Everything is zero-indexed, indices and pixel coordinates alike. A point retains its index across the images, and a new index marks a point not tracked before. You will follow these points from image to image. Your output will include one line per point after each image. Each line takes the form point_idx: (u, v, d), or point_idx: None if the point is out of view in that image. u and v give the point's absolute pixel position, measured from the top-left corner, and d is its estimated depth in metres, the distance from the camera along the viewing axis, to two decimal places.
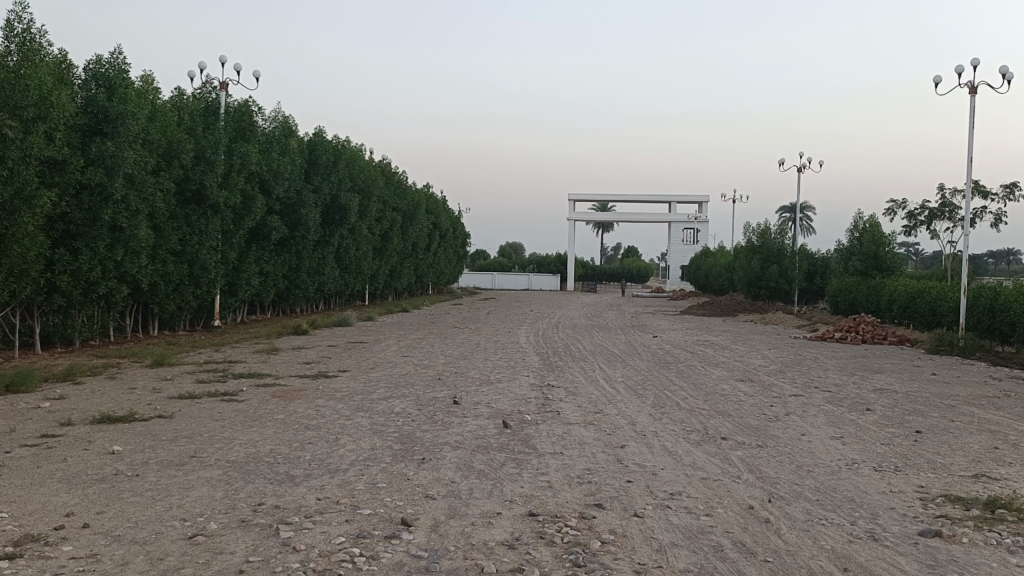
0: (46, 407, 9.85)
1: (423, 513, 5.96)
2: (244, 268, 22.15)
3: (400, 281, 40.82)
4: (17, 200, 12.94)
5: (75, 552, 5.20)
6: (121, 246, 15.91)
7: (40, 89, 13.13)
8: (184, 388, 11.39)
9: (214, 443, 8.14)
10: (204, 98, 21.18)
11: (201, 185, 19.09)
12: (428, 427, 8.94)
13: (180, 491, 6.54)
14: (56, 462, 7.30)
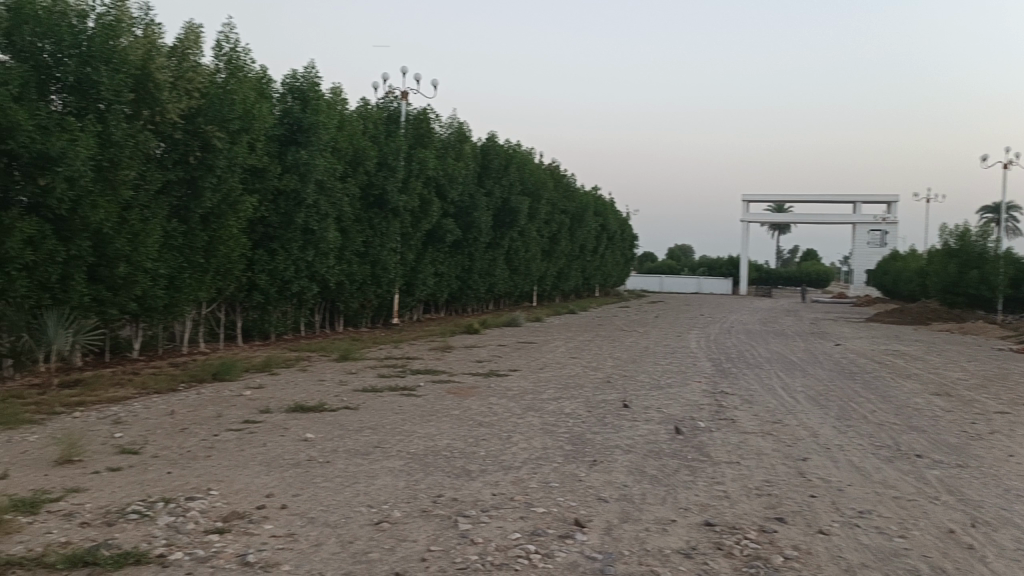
0: (248, 395, 10.74)
1: (596, 515, 5.96)
2: (421, 269, 23.12)
3: (568, 283, 41.12)
4: (224, 205, 14.24)
5: (275, 530, 5.64)
6: (312, 248, 17.06)
7: (244, 104, 14.26)
8: (367, 381, 12.03)
9: (395, 435, 8.55)
10: (387, 107, 22.31)
11: (383, 190, 20.11)
12: (598, 429, 8.95)
13: (366, 479, 6.92)
14: (257, 446, 7.95)
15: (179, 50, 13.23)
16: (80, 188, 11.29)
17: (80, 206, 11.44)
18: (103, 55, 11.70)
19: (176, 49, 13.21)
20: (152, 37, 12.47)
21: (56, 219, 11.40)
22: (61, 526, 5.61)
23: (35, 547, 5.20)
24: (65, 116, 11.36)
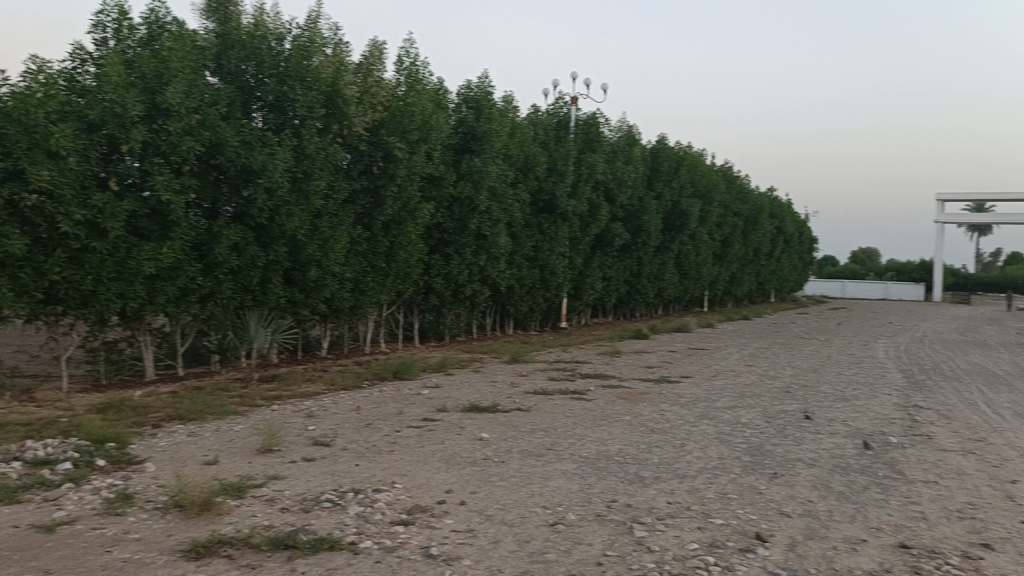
0: (426, 394, 11.20)
1: (779, 530, 5.73)
2: (590, 273, 23.18)
3: (740, 288, 39.81)
4: (403, 213, 15.01)
5: (456, 526, 5.84)
6: (484, 252, 17.54)
7: (423, 115, 14.86)
8: (538, 384, 12.21)
9: (568, 438, 8.62)
10: (557, 113, 22.57)
11: (553, 195, 20.33)
12: (778, 440, 8.60)
13: (541, 480, 7.02)
14: (436, 443, 8.27)
15: (365, 67, 13.96)
16: (277, 198, 12.25)
17: (277, 215, 12.41)
18: (297, 75, 12.62)
19: (362, 66, 13.97)
20: (340, 55, 13.24)
21: (257, 228, 12.44)
22: (264, 510, 6.09)
23: (243, 528, 5.67)
24: (265, 132, 12.34)
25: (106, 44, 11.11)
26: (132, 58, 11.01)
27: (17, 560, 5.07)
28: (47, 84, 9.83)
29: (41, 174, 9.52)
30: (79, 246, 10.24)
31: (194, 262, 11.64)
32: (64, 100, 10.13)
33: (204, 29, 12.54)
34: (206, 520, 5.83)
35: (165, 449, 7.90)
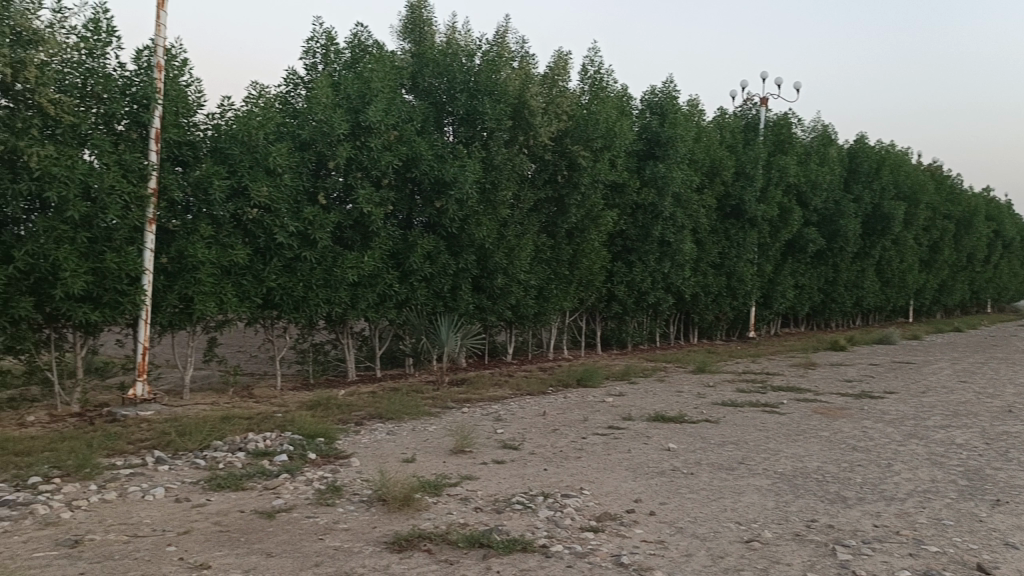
0: (611, 401, 11.19)
1: (1005, 562, 5.20)
2: (780, 280, 22.23)
3: (951, 297, 36.63)
4: (586, 220, 15.13)
5: (646, 536, 5.79)
6: (668, 259, 17.29)
7: (607, 123, 14.88)
8: (726, 395, 11.85)
9: (761, 452, 8.30)
10: (745, 115, 21.89)
11: (741, 200, 19.68)
12: (1001, 465, 7.82)
13: (733, 494, 6.80)
14: (622, 452, 8.23)
15: (550, 78, 14.20)
16: (467, 208, 12.72)
17: (467, 225, 12.89)
18: (486, 88, 13.05)
19: (547, 77, 14.21)
20: (527, 68, 13.55)
21: (448, 237, 12.99)
22: (460, 509, 6.32)
23: (441, 525, 5.92)
24: (456, 145, 12.88)
25: (315, 68, 12.09)
26: (338, 81, 11.89)
27: (245, 542, 5.58)
28: (265, 108, 10.82)
29: (261, 190, 10.46)
30: (292, 255, 11.15)
31: (391, 271, 12.33)
32: (280, 121, 11.09)
33: (402, 50, 13.61)
34: (406, 515, 6.14)
35: (367, 446, 8.41)
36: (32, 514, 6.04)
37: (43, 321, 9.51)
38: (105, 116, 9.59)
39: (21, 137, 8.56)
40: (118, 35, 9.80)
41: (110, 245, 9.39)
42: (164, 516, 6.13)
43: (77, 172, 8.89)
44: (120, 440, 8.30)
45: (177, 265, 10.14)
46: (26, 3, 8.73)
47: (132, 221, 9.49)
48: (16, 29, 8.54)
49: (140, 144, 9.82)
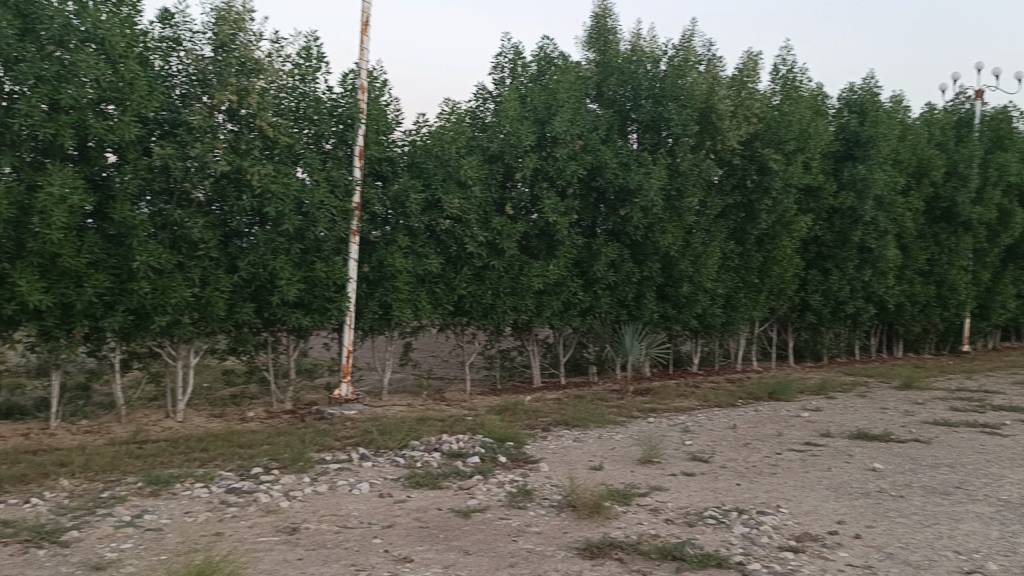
0: (806, 416, 10.65)
1: None
2: (999, 289, 20.25)
3: None
4: (778, 226, 14.52)
5: (851, 559, 5.45)
6: (869, 267, 16.24)
7: (801, 124, 14.18)
8: (938, 414, 10.93)
9: (981, 477, 7.58)
10: (957, 111, 20.18)
11: (953, 202, 18.11)
12: None
13: (950, 521, 6.26)
14: (822, 469, 7.81)
15: (739, 80, 13.74)
16: (652, 216, 12.59)
17: (652, 232, 12.76)
18: (673, 93, 12.87)
19: (737, 79, 13.79)
20: (715, 71, 13.21)
21: (633, 245, 12.94)
22: (650, 519, 6.25)
23: (632, 534, 5.88)
24: (642, 152, 12.81)
25: (503, 83, 12.46)
26: (525, 93, 12.18)
27: (443, 538, 5.83)
28: (457, 123, 11.26)
29: (453, 203, 10.89)
30: (481, 264, 11.52)
31: (576, 279, 12.45)
32: (470, 135, 11.51)
33: (588, 60, 13.72)
34: (596, 522, 6.16)
35: (555, 451, 8.52)
36: (255, 501, 6.63)
37: (261, 325, 10.43)
38: (316, 136, 10.39)
39: (245, 158, 9.44)
40: (326, 60, 10.56)
41: (320, 256, 10.16)
42: (369, 509, 6.53)
43: (292, 188, 9.67)
44: (328, 436, 8.93)
45: (377, 274, 10.80)
46: (250, 36, 9.63)
47: (339, 232, 10.19)
48: (242, 60, 9.46)
49: (345, 162, 10.55)
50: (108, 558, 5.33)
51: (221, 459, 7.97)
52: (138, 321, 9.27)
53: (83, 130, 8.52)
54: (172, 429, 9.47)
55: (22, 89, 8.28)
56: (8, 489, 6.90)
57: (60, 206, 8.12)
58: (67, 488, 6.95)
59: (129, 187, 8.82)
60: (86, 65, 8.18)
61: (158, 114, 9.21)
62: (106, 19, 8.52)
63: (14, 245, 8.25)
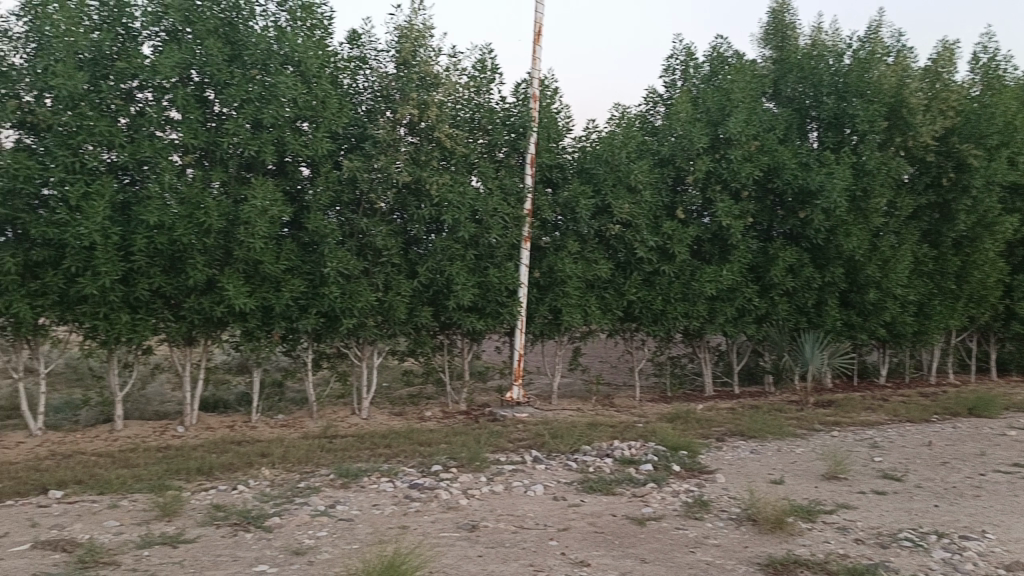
0: (1013, 435, 9.72)
1: None
2: None
3: None
4: (978, 228, 13.37)
5: None
6: None
7: (1005, 116, 12.99)
8: None
9: None
10: None
11: None
12: None
13: None
14: None
15: (934, 71, 12.79)
16: (835, 218, 11.95)
17: (834, 236, 12.12)
18: (858, 89, 12.18)
19: (930, 70, 12.84)
20: (905, 62, 12.36)
21: (812, 249, 12.35)
22: (838, 538, 5.94)
23: (818, 553, 5.61)
24: (823, 152, 12.21)
25: (675, 85, 12.28)
26: (697, 95, 11.94)
27: (619, 545, 5.81)
28: (628, 128, 11.20)
29: (624, 208, 10.81)
30: (652, 269, 11.40)
31: (751, 284, 12.06)
32: (641, 140, 11.43)
33: (763, 58, 13.24)
34: (779, 538, 5.93)
35: (731, 463, 8.28)
36: (436, 497, 6.90)
37: (438, 328, 10.84)
38: (489, 145, 10.68)
39: (425, 169, 9.85)
40: (500, 71, 10.82)
41: (493, 261, 10.43)
42: (544, 511, 6.62)
43: (468, 197, 9.98)
44: (502, 438, 9.14)
45: (548, 279, 10.95)
46: (429, 51, 10.06)
47: (511, 239, 10.40)
48: (422, 75, 9.89)
49: (518, 169, 10.76)
50: (307, 544, 5.73)
51: (403, 455, 8.36)
52: (328, 324, 9.89)
53: (281, 146, 9.23)
54: (357, 426, 10.03)
55: (230, 111, 9.09)
56: (218, 475, 7.57)
57: (262, 217, 8.83)
58: (268, 477, 7.54)
59: (320, 198, 9.44)
60: (285, 86, 8.85)
61: (346, 130, 9.81)
62: (302, 42, 9.16)
63: (223, 253, 9.05)
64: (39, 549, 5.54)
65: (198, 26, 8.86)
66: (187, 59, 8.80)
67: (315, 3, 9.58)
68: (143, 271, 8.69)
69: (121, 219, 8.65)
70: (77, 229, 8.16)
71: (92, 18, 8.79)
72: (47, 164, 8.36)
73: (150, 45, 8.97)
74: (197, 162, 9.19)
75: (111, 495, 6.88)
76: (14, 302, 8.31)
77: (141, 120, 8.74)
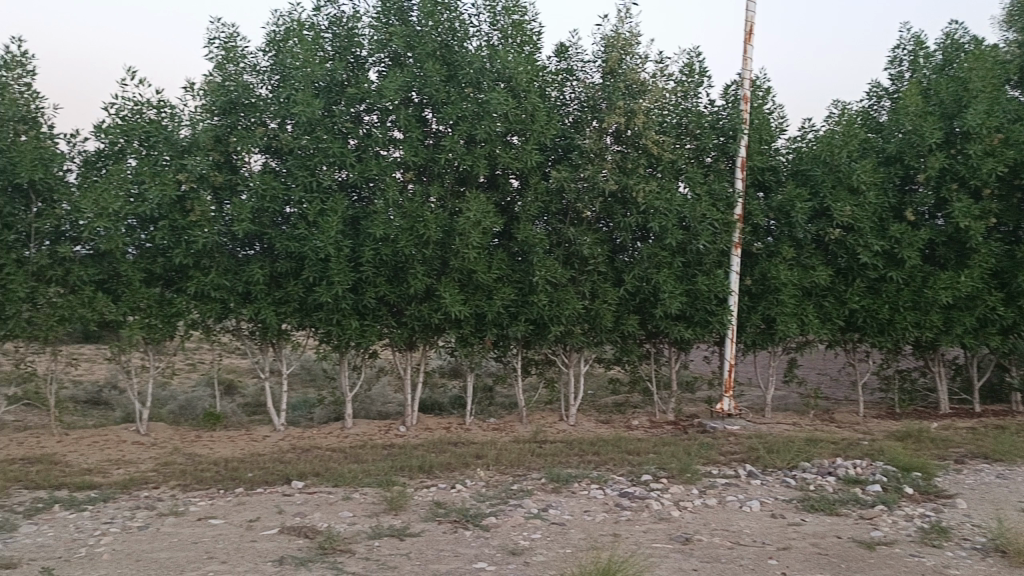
0: None
1: None
2: None
3: None
4: None
5: None
6: None
7: None
8: None
9: None
10: None
11: None
12: None
13: None
14: None
15: None
16: None
17: None
18: None
19: None
20: None
21: None
22: None
23: None
24: None
25: (901, 78, 11.41)
26: (928, 87, 11.02)
27: (847, 569, 5.47)
28: (848, 126, 10.54)
29: (844, 210, 10.15)
30: (876, 276, 10.63)
31: (994, 291, 10.93)
32: (863, 138, 10.72)
33: (1006, 42, 11.98)
34: None
35: (974, 487, 7.52)
36: (648, 507, 6.84)
37: (645, 337, 10.76)
38: (698, 150, 10.45)
39: (632, 176, 9.81)
40: (708, 74, 10.57)
41: (702, 269, 10.20)
42: (762, 528, 6.36)
43: (676, 203, 9.82)
44: (713, 450, 8.89)
45: (760, 286, 10.55)
46: (636, 59, 10.05)
47: (721, 245, 10.10)
48: (628, 83, 9.88)
49: (727, 174, 10.44)
50: (523, 545, 5.89)
51: (612, 463, 8.37)
52: (537, 331, 10.11)
53: (493, 160, 9.59)
54: (565, 432, 10.17)
55: (446, 128, 9.57)
56: (438, 474, 7.98)
57: (476, 228, 9.22)
58: (484, 478, 7.84)
59: (530, 209, 9.70)
60: (496, 102, 9.19)
61: (554, 141, 10.02)
62: (512, 58, 9.46)
63: (439, 263, 9.55)
64: (286, 534, 6.11)
65: (418, 50, 9.44)
66: (408, 82, 9.40)
67: (525, 20, 9.89)
68: (370, 280, 9.36)
69: (351, 232, 9.37)
70: (314, 243, 8.94)
71: (326, 49, 9.62)
72: (289, 184, 9.23)
73: (375, 71, 9.69)
74: (417, 177, 9.75)
75: (345, 488, 7.45)
76: (263, 309, 9.25)
77: (368, 141, 9.43)
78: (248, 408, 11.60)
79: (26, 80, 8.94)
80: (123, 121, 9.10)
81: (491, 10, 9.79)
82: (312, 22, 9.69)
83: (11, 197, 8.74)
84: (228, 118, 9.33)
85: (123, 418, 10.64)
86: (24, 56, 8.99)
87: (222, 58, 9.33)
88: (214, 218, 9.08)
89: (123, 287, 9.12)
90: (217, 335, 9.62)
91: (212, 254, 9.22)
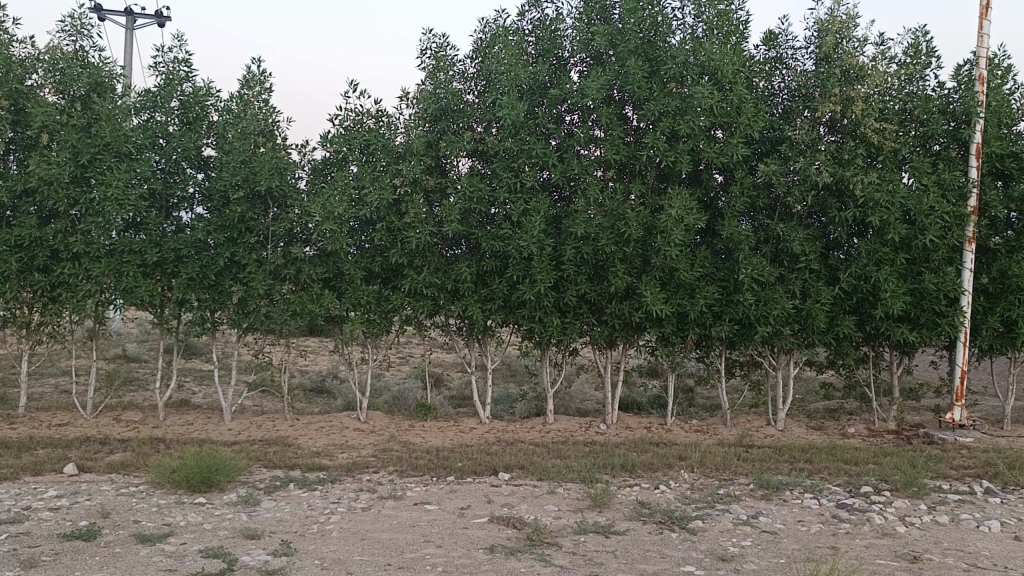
0: None
1: None
2: None
3: None
4: None
5: None
6: None
7: None
8: None
9: None
10: None
11: None
12: None
13: None
14: None
15: None
16: None
17: None
18: None
19: None
20: None
21: None
22: None
23: None
24: None
25: None
26: None
27: None
28: None
29: None
30: None
31: None
32: None
33: None
34: None
35: None
36: (869, 521, 6.40)
37: (862, 339, 10.08)
38: (923, 137, 9.64)
39: (849, 168, 9.21)
40: (937, 54, 9.71)
41: (929, 266, 9.40)
42: (1004, 551, 5.75)
43: (899, 196, 9.11)
44: (942, 463, 8.16)
45: (999, 285, 9.56)
46: (853, 42, 9.43)
47: (952, 240, 9.28)
48: (845, 69, 9.29)
49: (960, 163, 9.54)
50: (733, 551, 5.70)
51: (827, 472, 7.91)
52: (743, 331, 9.77)
53: (697, 155, 9.36)
54: (773, 437, 9.75)
55: (649, 124, 9.48)
56: (641, 474, 7.93)
57: (678, 225, 9.05)
58: (689, 480, 7.68)
59: (735, 204, 9.38)
60: (701, 96, 8.94)
61: (763, 134, 9.63)
62: (718, 50, 9.17)
63: (641, 262, 9.49)
64: (495, 523, 6.32)
65: (621, 47, 9.41)
66: (610, 80, 9.38)
67: (731, 9, 9.58)
68: (572, 278, 9.46)
69: (553, 231, 9.53)
70: (519, 243, 9.17)
71: (530, 53, 9.84)
72: (495, 185, 9.52)
73: (577, 71, 9.80)
74: (618, 175, 9.74)
75: (549, 482, 7.58)
76: (470, 306, 9.62)
77: (570, 141, 9.53)
78: (454, 400, 12.12)
79: (264, 96, 9.85)
80: (346, 131, 9.81)
81: (697, 3, 9.59)
82: (517, 27, 9.96)
83: (252, 203, 9.68)
84: (439, 124, 9.78)
85: (345, 406, 11.48)
86: (263, 74, 9.90)
87: (433, 67, 9.82)
88: (427, 219, 9.55)
89: (346, 285, 9.83)
90: (428, 329, 10.18)
91: (424, 254, 9.71)
